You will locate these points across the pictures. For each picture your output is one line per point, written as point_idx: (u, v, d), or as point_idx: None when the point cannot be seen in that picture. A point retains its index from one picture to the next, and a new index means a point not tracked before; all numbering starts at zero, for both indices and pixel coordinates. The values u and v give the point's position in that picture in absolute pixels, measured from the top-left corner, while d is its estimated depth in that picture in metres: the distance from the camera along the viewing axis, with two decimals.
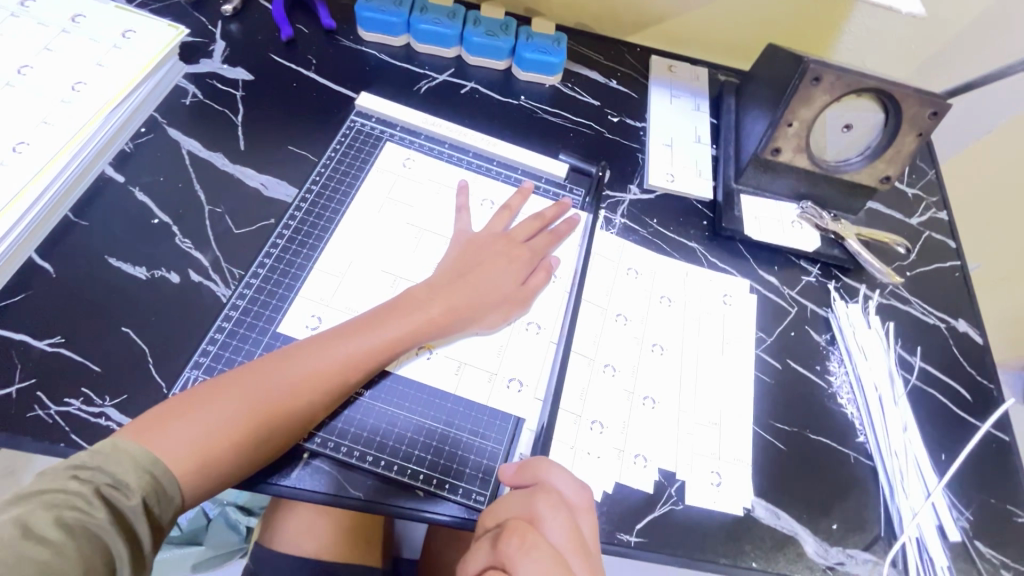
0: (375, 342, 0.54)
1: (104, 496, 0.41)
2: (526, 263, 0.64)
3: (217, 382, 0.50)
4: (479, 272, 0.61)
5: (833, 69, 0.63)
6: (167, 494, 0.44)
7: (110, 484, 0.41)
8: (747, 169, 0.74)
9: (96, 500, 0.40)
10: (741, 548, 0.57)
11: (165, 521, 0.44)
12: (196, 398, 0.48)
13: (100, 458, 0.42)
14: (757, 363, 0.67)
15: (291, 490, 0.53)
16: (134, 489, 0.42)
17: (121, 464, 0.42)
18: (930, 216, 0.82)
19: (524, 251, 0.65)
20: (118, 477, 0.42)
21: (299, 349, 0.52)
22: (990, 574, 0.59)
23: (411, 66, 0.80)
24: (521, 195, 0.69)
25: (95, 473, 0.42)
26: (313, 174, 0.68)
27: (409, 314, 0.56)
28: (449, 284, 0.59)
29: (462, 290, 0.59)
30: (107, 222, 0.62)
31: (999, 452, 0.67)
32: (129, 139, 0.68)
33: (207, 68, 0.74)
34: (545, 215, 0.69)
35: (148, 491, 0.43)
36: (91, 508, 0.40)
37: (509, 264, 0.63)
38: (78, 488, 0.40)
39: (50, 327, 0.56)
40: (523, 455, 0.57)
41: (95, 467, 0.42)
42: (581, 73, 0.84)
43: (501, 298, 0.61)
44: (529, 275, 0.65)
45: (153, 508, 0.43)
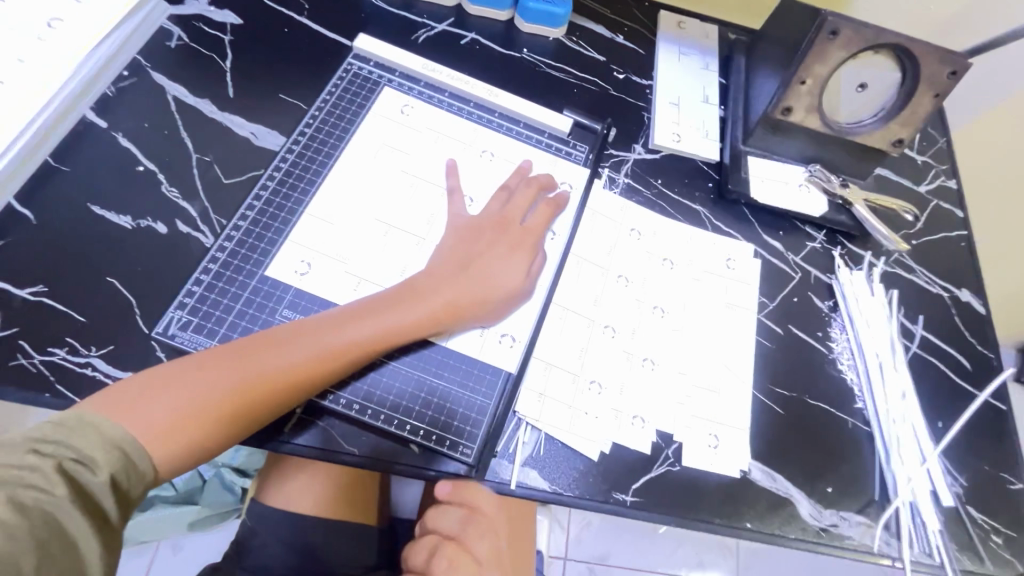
0: (371, 334, 0.52)
1: (67, 471, 0.40)
2: (528, 252, 0.61)
3: (205, 356, 0.48)
4: (481, 263, 0.59)
5: (851, 22, 0.60)
6: (139, 469, 0.43)
7: (73, 460, 0.40)
8: (756, 130, 0.72)
9: (55, 477, 0.39)
10: (736, 509, 0.57)
11: (135, 494, 0.43)
12: (182, 373, 0.47)
13: (63, 430, 0.41)
14: (758, 328, 0.66)
15: (301, 448, 0.52)
16: (102, 465, 0.41)
17: (87, 440, 0.41)
18: (939, 184, 0.81)
19: (526, 238, 0.62)
20: (81, 452, 0.41)
21: (294, 333, 0.51)
22: (980, 538, 0.60)
23: (408, 13, 0.76)
24: (518, 174, 0.66)
25: (57, 447, 0.40)
26: (307, 117, 0.65)
27: (409, 306, 0.54)
28: (453, 276, 0.57)
29: (467, 283, 0.57)
30: (89, 169, 0.60)
31: (996, 421, 0.67)
32: (111, 82, 0.64)
33: (192, 8, 0.70)
34: (541, 182, 0.65)
35: (117, 467, 0.42)
36: (49, 486, 0.39)
37: (511, 251, 0.60)
38: (37, 463, 0.39)
39: (32, 275, 0.54)
40: (512, 408, 0.56)
41: (57, 441, 0.40)
42: (586, 27, 0.81)
43: (508, 293, 0.58)
44: (531, 264, 0.61)
45: (121, 481, 0.42)
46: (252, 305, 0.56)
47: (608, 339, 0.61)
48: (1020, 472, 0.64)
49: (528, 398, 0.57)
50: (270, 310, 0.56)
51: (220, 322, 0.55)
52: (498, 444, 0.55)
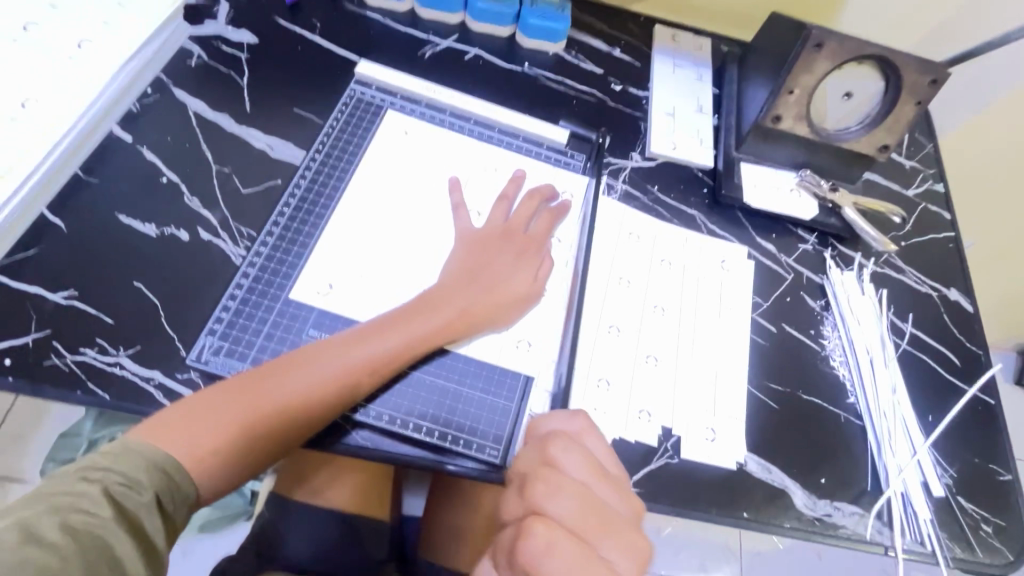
0: (393, 349, 0.55)
1: (116, 495, 0.42)
2: (533, 258, 0.65)
3: (240, 380, 0.51)
4: (490, 273, 0.62)
5: (835, 34, 0.64)
6: (183, 489, 0.46)
7: (120, 484, 0.43)
8: (749, 138, 0.75)
9: (105, 501, 0.41)
10: (734, 500, 0.59)
11: (176, 518, 0.45)
12: (219, 397, 0.50)
13: (109, 458, 0.44)
14: (752, 327, 0.69)
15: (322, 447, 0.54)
16: (147, 487, 0.44)
17: (134, 464, 0.44)
18: (927, 188, 0.84)
19: (530, 245, 0.65)
20: (127, 476, 0.43)
21: (320, 351, 0.53)
22: (970, 527, 0.62)
23: (415, 31, 0.80)
24: (516, 183, 0.69)
25: (104, 473, 0.43)
26: (316, 142, 0.68)
27: (426, 319, 0.57)
28: (466, 286, 0.60)
29: (479, 294, 0.60)
30: (116, 181, 0.63)
31: (984, 415, 0.69)
32: (135, 100, 0.68)
33: (211, 30, 0.74)
34: (543, 194, 0.69)
35: (161, 488, 0.44)
36: (98, 510, 0.41)
37: (518, 258, 0.64)
38: (88, 489, 0.41)
39: (63, 279, 0.57)
40: (533, 411, 0.59)
41: (105, 468, 0.43)
42: (584, 41, 0.84)
43: (518, 297, 0.62)
44: (538, 269, 0.64)
45: (165, 502, 0.44)
46: (285, 316, 0.58)
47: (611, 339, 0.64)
48: (1009, 464, 0.66)
49: (547, 395, 0.60)
50: (292, 314, 0.59)
51: (255, 334, 0.57)
52: (511, 443, 0.57)
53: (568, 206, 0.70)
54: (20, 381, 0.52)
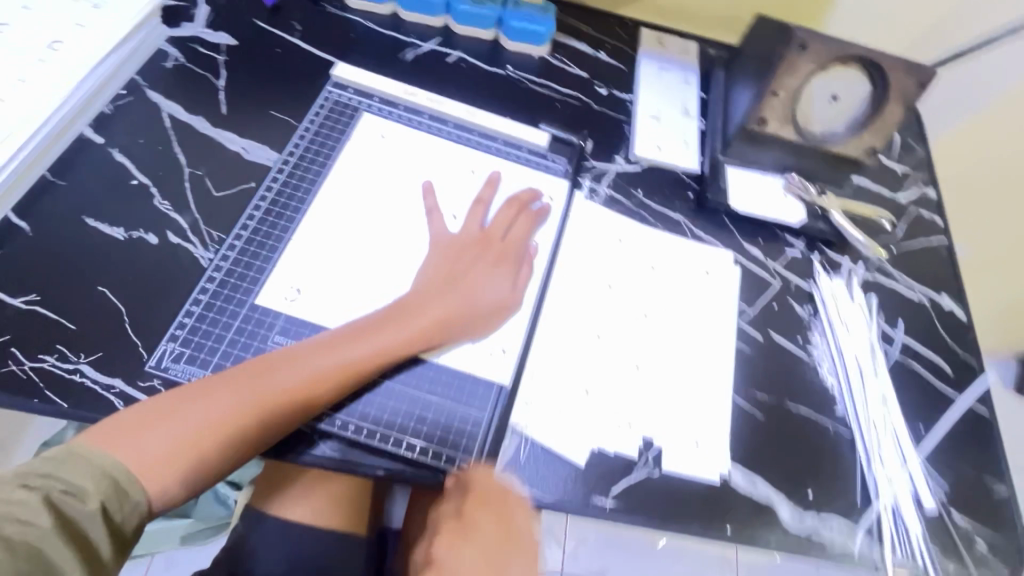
0: (364, 355, 0.53)
1: (56, 503, 0.40)
2: (509, 265, 0.63)
3: (203, 386, 0.49)
4: (465, 280, 0.60)
5: (819, 36, 0.63)
6: (132, 499, 0.43)
7: (62, 491, 0.41)
8: (734, 141, 0.74)
9: (42, 509, 0.40)
10: (717, 514, 0.57)
11: (126, 526, 0.43)
12: (180, 402, 0.48)
13: (51, 464, 0.42)
14: (738, 334, 0.67)
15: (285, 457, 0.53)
16: (92, 494, 0.42)
17: (80, 471, 0.42)
18: (918, 193, 0.82)
19: (506, 253, 0.64)
20: (70, 484, 0.41)
21: (289, 357, 0.52)
22: (964, 543, 0.60)
23: (396, 34, 0.79)
24: (492, 186, 0.68)
25: (46, 480, 0.41)
26: (291, 144, 0.67)
27: (399, 325, 0.56)
28: (440, 294, 0.59)
29: (453, 301, 0.59)
30: (85, 183, 0.62)
31: (978, 425, 0.67)
32: (108, 101, 0.67)
33: (189, 31, 0.73)
34: (521, 199, 0.68)
35: (108, 497, 0.42)
36: (35, 518, 0.39)
37: (495, 265, 0.63)
38: (26, 496, 0.40)
39: (25, 284, 0.56)
40: (506, 422, 0.57)
41: (47, 475, 0.41)
42: (569, 44, 0.83)
43: (495, 306, 0.60)
44: (515, 276, 0.63)
45: (112, 511, 0.42)
46: (251, 322, 0.57)
47: (592, 345, 0.63)
48: (1004, 477, 0.64)
49: (519, 405, 0.58)
50: (260, 318, 0.57)
51: (219, 339, 0.56)
52: (482, 454, 0.55)
53: (547, 211, 0.69)
54: None
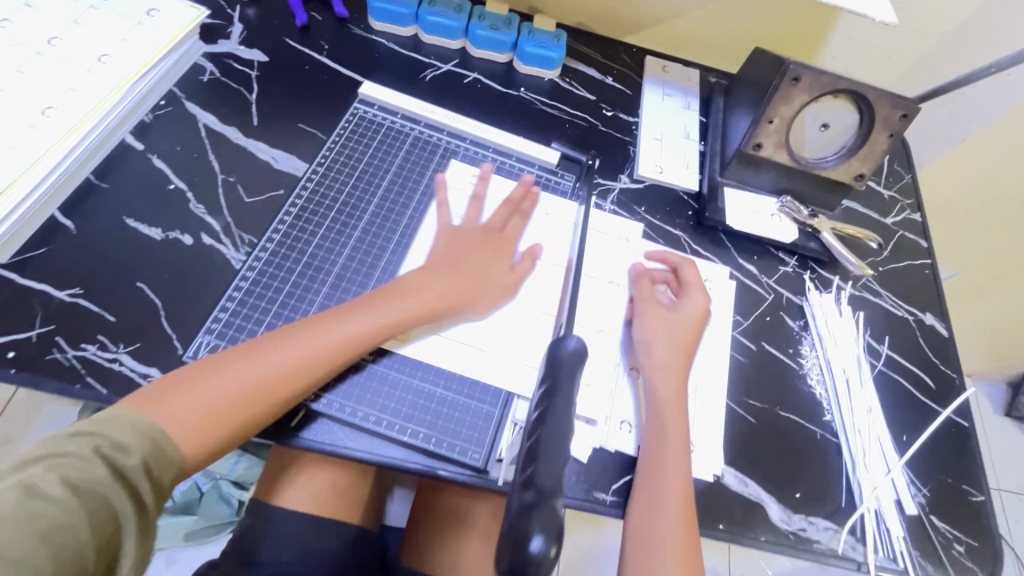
0: (353, 333, 0.57)
1: (104, 454, 0.45)
2: (507, 255, 0.68)
3: (229, 353, 0.55)
4: (468, 261, 0.65)
5: (811, 69, 0.68)
6: (165, 454, 0.48)
7: (108, 445, 0.46)
8: (732, 164, 0.79)
9: (95, 459, 0.45)
10: (710, 512, 0.61)
11: (165, 477, 0.48)
12: (210, 368, 0.53)
13: (103, 424, 0.47)
14: (733, 344, 0.71)
15: (315, 441, 0.56)
16: (132, 449, 0.47)
17: (120, 428, 0.47)
18: (904, 217, 0.87)
19: (502, 242, 0.69)
20: (113, 440, 0.46)
21: (292, 330, 0.56)
22: (943, 547, 0.64)
23: (417, 55, 0.84)
24: (523, 190, 0.73)
25: (93, 438, 0.46)
26: (320, 155, 0.72)
27: (399, 302, 0.60)
28: (442, 272, 0.63)
29: (458, 277, 0.64)
30: (126, 186, 0.66)
31: (958, 436, 0.71)
32: (149, 111, 0.72)
33: (225, 47, 0.79)
34: (514, 199, 0.72)
35: (146, 453, 0.47)
36: (90, 467, 0.44)
37: (494, 254, 0.67)
38: (77, 449, 0.45)
39: (70, 278, 0.60)
40: (517, 420, 0.60)
41: (94, 432, 0.46)
42: (578, 69, 0.89)
43: (491, 284, 0.65)
44: (515, 262, 0.68)
45: (151, 466, 0.47)
46: (281, 318, 0.61)
47: (610, 344, 0.67)
48: (982, 485, 0.68)
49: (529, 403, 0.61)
50: (291, 315, 0.61)
51: (250, 333, 0.59)
52: (493, 447, 0.58)
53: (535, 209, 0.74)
54: (22, 373, 0.54)
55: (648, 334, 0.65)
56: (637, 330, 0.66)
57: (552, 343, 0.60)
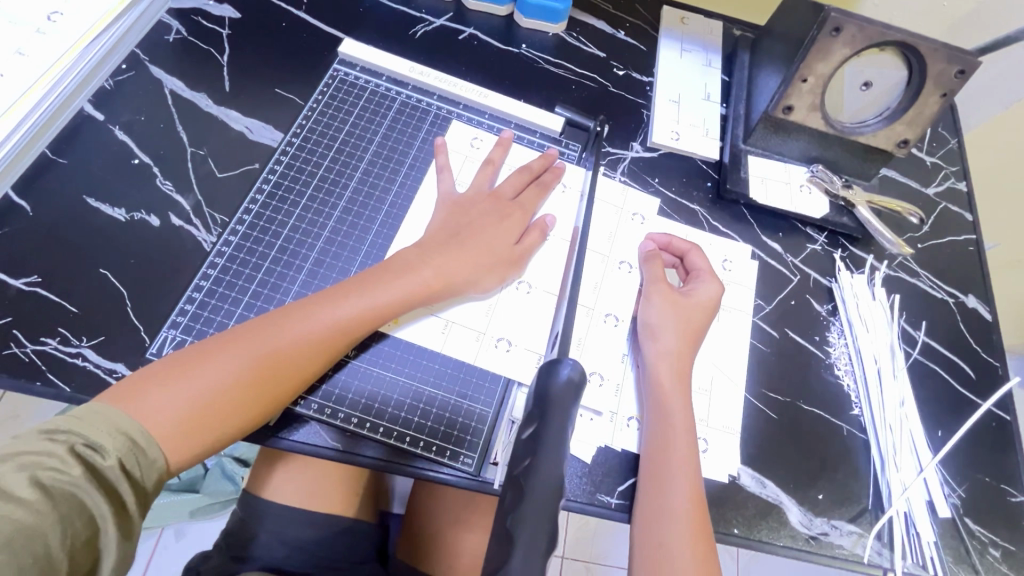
0: (351, 314, 0.51)
1: (80, 454, 0.40)
2: (517, 224, 0.61)
3: (215, 340, 0.49)
4: (469, 235, 0.58)
5: (855, 18, 0.59)
6: (148, 454, 0.43)
7: (85, 443, 0.41)
8: (757, 129, 0.71)
9: (71, 459, 0.40)
10: (725, 515, 0.56)
11: (148, 482, 0.43)
12: (192, 358, 0.47)
13: (76, 419, 0.42)
14: (754, 332, 0.65)
15: (297, 444, 0.52)
16: (111, 450, 0.41)
17: (97, 426, 0.41)
18: (948, 186, 0.78)
19: (511, 210, 0.62)
20: (90, 437, 0.41)
21: (282, 314, 0.51)
22: (977, 551, 0.59)
23: (406, 8, 0.76)
24: (544, 159, 0.66)
25: (69, 434, 0.41)
26: (296, 124, 0.65)
27: (397, 280, 0.54)
28: (444, 248, 0.57)
29: (458, 253, 0.57)
30: (85, 162, 0.60)
31: (998, 431, 0.65)
32: (109, 75, 0.65)
33: (192, 2, 0.71)
34: (533, 168, 0.65)
35: (126, 453, 0.42)
36: (66, 467, 0.39)
37: (501, 222, 0.60)
38: (53, 448, 0.40)
39: (27, 265, 0.55)
40: (515, 417, 0.55)
41: (70, 427, 0.41)
42: (587, 22, 0.80)
43: (496, 261, 0.58)
44: (522, 235, 0.61)
45: (132, 468, 0.42)
46: (254, 309, 0.56)
47: (609, 329, 0.61)
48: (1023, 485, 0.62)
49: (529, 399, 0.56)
50: (265, 305, 0.56)
51: (220, 326, 0.54)
52: (487, 450, 0.53)
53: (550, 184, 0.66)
54: None
55: (657, 316, 0.59)
56: (644, 312, 0.60)
57: (544, 368, 0.47)
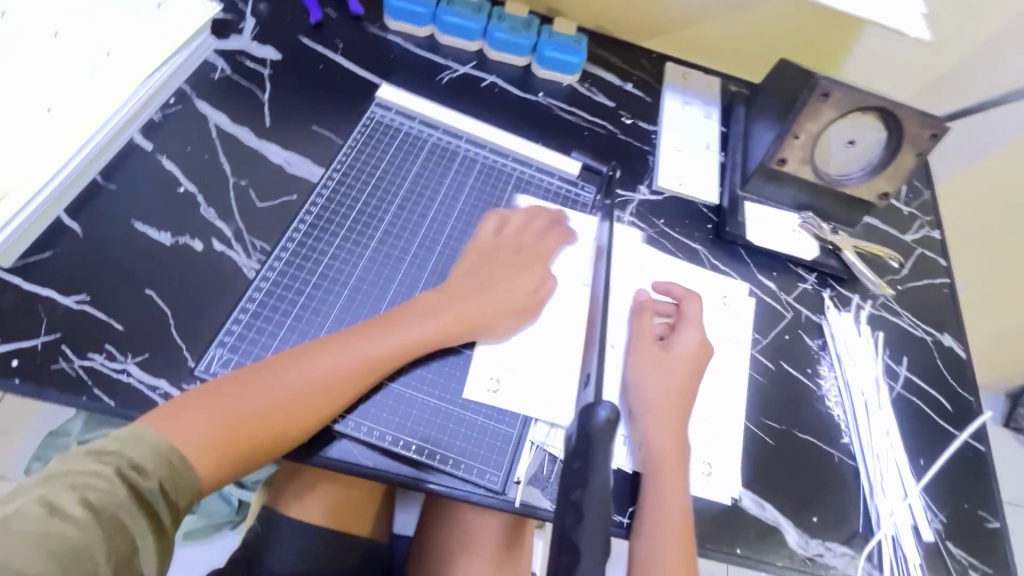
0: (378, 351, 0.55)
1: (124, 476, 0.43)
2: (535, 270, 0.66)
3: (249, 369, 0.52)
4: (488, 278, 0.63)
5: (842, 86, 0.66)
6: (184, 478, 0.46)
7: (129, 466, 0.43)
8: (754, 178, 0.77)
9: (116, 480, 0.42)
10: (727, 536, 0.60)
11: (182, 503, 0.46)
12: (227, 386, 0.51)
13: (122, 440, 0.45)
14: (752, 364, 0.70)
15: (329, 459, 0.55)
16: (152, 473, 0.44)
17: (142, 450, 0.45)
18: (923, 234, 0.86)
19: (531, 258, 0.67)
20: (135, 459, 0.44)
21: (313, 347, 0.54)
22: (959, 573, 0.63)
23: (434, 56, 0.82)
24: (556, 207, 0.72)
25: (115, 456, 0.44)
26: (337, 159, 0.70)
27: (421, 321, 0.58)
28: (464, 290, 0.61)
29: (478, 295, 0.61)
30: (133, 188, 0.64)
31: (974, 460, 0.70)
32: (158, 109, 0.69)
33: (236, 44, 0.76)
34: (545, 212, 0.71)
35: (166, 475, 0.45)
36: (111, 487, 0.42)
37: (519, 269, 0.65)
38: (100, 468, 0.43)
39: (76, 284, 0.58)
40: (535, 441, 0.59)
41: (115, 450, 0.44)
42: (598, 74, 0.87)
43: (513, 304, 0.63)
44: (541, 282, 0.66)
45: (169, 490, 0.45)
46: (296, 331, 0.59)
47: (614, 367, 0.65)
48: (998, 512, 0.67)
49: (551, 425, 0.60)
50: (306, 328, 0.59)
51: (264, 347, 0.58)
52: (511, 469, 0.57)
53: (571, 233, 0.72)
54: (28, 384, 0.53)
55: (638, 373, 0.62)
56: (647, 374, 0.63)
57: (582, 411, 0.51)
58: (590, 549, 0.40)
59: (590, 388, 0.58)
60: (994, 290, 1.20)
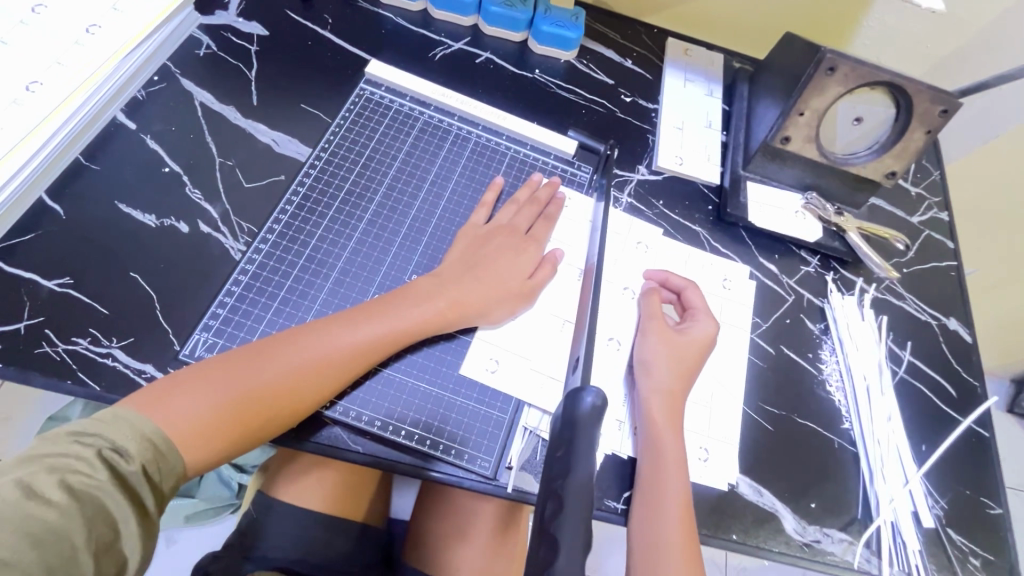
0: (370, 339, 0.54)
1: (105, 458, 0.42)
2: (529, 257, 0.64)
3: (239, 352, 0.51)
4: (483, 264, 0.61)
5: (849, 59, 0.63)
6: (168, 461, 0.45)
7: (111, 448, 0.42)
8: (756, 157, 0.75)
9: (97, 463, 0.41)
10: (723, 522, 0.59)
11: (167, 486, 0.45)
12: (216, 369, 0.49)
13: (103, 422, 0.43)
14: (751, 348, 0.68)
15: (319, 444, 0.54)
16: (135, 456, 0.43)
17: (125, 433, 0.43)
18: (931, 215, 0.83)
19: (526, 243, 0.65)
20: (117, 442, 0.43)
21: (304, 332, 0.53)
22: (959, 560, 0.63)
23: (427, 32, 0.79)
24: (549, 187, 0.69)
25: (96, 438, 0.42)
26: (325, 139, 0.68)
27: (415, 308, 0.56)
28: (459, 277, 0.60)
29: (471, 282, 0.60)
30: (117, 169, 0.63)
31: (977, 446, 0.69)
32: (141, 87, 0.67)
33: (221, 20, 0.74)
34: (540, 198, 0.68)
35: (149, 458, 0.44)
36: (93, 471, 0.41)
37: (510, 254, 0.63)
38: (80, 451, 0.41)
39: (60, 267, 0.57)
40: (529, 426, 0.58)
41: (96, 432, 0.43)
42: (596, 51, 0.84)
43: (506, 293, 0.61)
44: (535, 269, 0.64)
45: (153, 473, 0.44)
46: (282, 315, 0.58)
47: (610, 352, 0.64)
48: (1000, 498, 0.66)
49: (545, 410, 0.59)
50: (293, 312, 0.58)
51: (250, 331, 0.57)
52: (503, 454, 0.56)
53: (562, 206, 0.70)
54: (12, 368, 0.52)
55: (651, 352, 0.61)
56: (641, 348, 0.62)
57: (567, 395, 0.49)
58: (569, 547, 0.38)
59: (578, 372, 0.56)
60: (1002, 274, 1.17)
